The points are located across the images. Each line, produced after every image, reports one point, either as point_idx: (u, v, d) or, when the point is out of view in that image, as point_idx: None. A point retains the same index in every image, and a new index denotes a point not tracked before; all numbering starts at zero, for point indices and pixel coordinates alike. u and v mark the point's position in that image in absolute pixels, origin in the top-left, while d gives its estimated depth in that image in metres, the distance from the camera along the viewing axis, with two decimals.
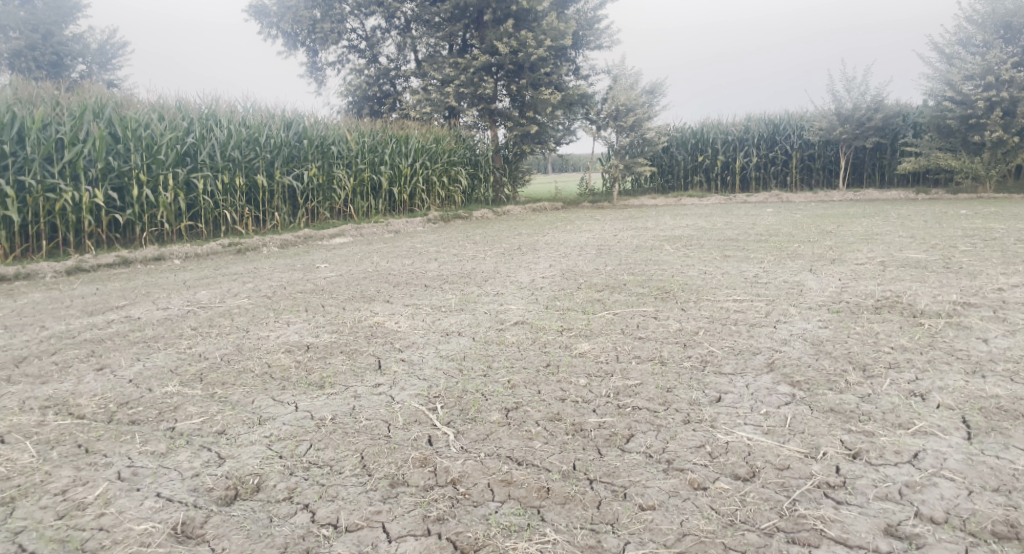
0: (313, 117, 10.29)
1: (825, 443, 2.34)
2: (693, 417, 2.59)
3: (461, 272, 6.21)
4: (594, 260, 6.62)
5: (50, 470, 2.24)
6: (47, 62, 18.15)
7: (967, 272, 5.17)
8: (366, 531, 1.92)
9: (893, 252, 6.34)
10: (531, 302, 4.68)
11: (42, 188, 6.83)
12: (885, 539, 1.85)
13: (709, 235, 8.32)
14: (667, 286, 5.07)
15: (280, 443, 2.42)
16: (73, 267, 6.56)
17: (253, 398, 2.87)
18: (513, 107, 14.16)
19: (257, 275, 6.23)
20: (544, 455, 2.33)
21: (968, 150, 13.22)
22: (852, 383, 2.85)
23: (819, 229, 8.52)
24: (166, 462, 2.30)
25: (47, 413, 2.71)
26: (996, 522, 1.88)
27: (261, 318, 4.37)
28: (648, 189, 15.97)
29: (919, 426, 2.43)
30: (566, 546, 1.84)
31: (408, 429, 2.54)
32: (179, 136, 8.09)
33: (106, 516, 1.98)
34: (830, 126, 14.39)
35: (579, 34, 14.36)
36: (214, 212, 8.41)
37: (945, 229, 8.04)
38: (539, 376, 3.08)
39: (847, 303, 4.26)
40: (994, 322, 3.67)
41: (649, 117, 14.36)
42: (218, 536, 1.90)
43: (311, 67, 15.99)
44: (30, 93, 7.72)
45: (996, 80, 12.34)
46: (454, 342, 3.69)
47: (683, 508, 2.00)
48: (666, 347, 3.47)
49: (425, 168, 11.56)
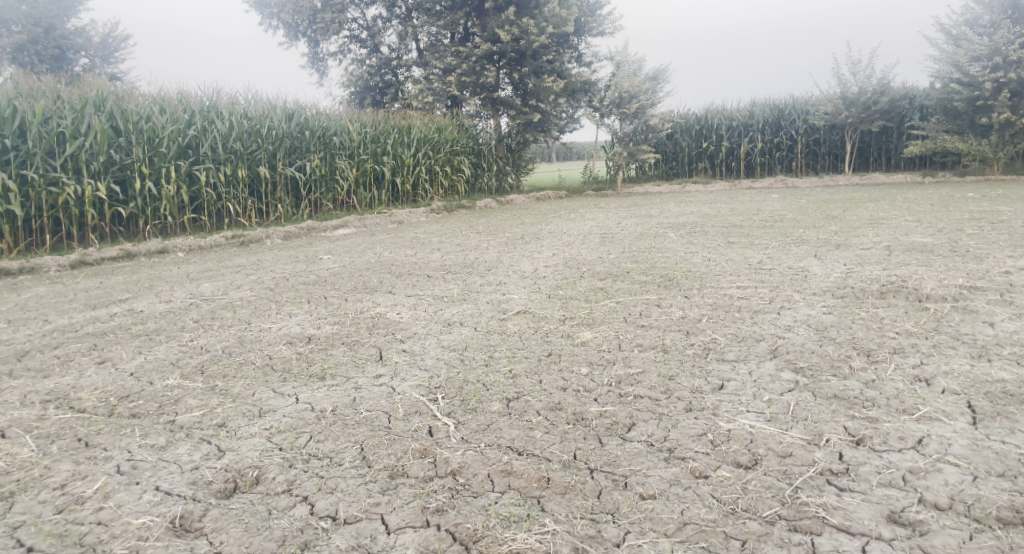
0: (314, 108, 10.25)
1: (828, 430, 2.32)
2: (695, 405, 2.57)
3: (464, 262, 6.18)
4: (597, 249, 6.58)
5: (49, 464, 2.24)
6: (50, 56, 18.19)
7: (974, 256, 5.11)
8: (365, 523, 1.91)
9: (900, 236, 6.27)
10: (534, 291, 4.65)
11: (44, 182, 6.84)
12: (888, 526, 1.83)
13: (713, 222, 8.28)
14: (671, 274, 5.04)
15: (279, 435, 2.42)
16: (76, 261, 6.57)
17: (254, 390, 2.86)
18: (515, 96, 13.99)
19: (260, 268, 6.21)
20: (545, 444, 2.31)
21: (975, 132, 13.09)
22: (856, 369, 2.82)
23: (825, 214, 8.45)
24: (165, 455, 2.30)
25: (48, 407, 2.71)
26: (1002, 508, 1.86)
27: (263, 311, 4.36)
28: (652, 176, 15.89)
29: (924, 412, 2.40)
30: (566, 537, 1.83)
31: (409, 420, 2.53)
32: (181, 128, 8.06)
33: (105, 510, 1.98)
34: (836, 111, 14.24)
35: (581, 20, 14.20)
36: (217, 205, 8.40)
37: (953, 212, 7.94)
38: (541, 366, 3.07)
39: (852, 289, 4.21)
40: (1001, 306, 3.63)
41: (652, 103, 14.27)
42: (216, 530, 1.90)
43: (312, 58, 15.90)
44: (31, 86, 7.71)
45: (1004, 61, 12.19)
46: (455, 332, 3.68)
47: (684, 497, 1.98)
48: (668, 335, 3.44)
49: (428, 158, 11.52)
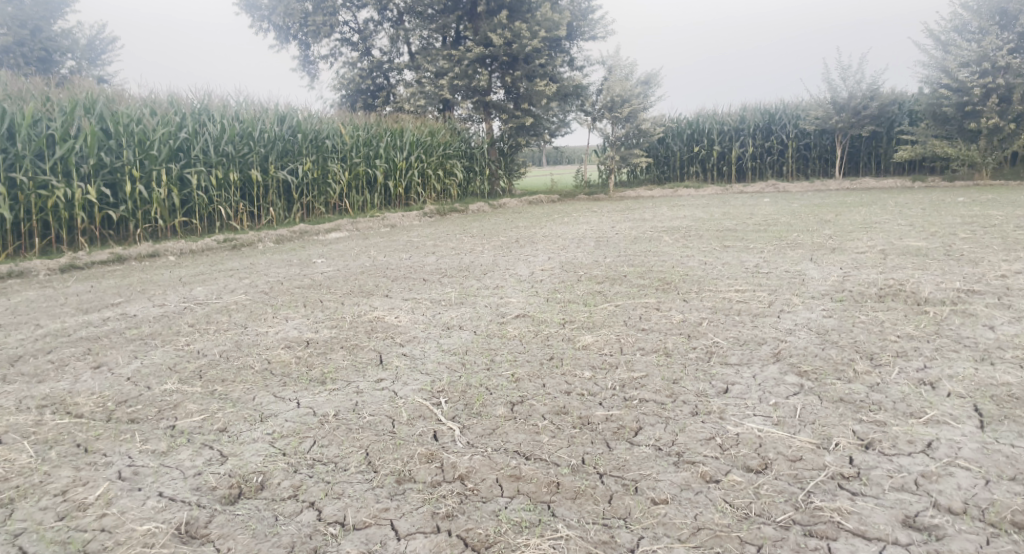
0: (306, 111, 10.21)
1: (838, 433, 2.31)
2: (701, 409, 2.55)
3: (460, 265, 6.15)
4: (592, 252, 6.56)
5: (49, 470, 2.19)
6: (36, 58, 17.99)
7: (968, 260, 5.14)
8: (375, 529, 1.88)
9: (893, 240, 6.31)
10: (532, 295, 4.63)
11: (34, 184, 6.77)
12: (904, 531, 1.82)
13: (707, 226, 8.31)
14: (668, 277, 5.04)
15: (283, 440, 2.38)
16: (66, 265, 6.48)
17: (254, 395, 2.82)
18: (508, 100, 14.00)
19: (253, 271, 6.15)
20: (552, 448, 2.29)
21: (964, 137, 13.22)
22: (860, 372, 2.82)
23: (818, 218, 8.53)
24: (168, 461, 2.26)
25: (44, 412, 2.66)
26: (1016, 513, 1.85)
27: (259, 314, 4.32)
28: (644, 179, 16.00)
29: (932, 415, 2.40)
30: (579, 543, 1.81)
31: (412, 424, 2.50)
32: (172, 131, 7.99)
33: (108, 516, 1.94)
34: (826, 115, 14.36)
35: (574, 25, 14.24)
36: (208, 208, 8.32)
37: (944, 216, 8.02)
38: (543, 369, 3.05)
39: (850, 292, 4.22)
40: (1000, 309, 3.65)
41: (644, 107, 14.35)
42: (222, 536, 1.86)
43: (303, 60, 15.84)
44: (20, 87, 7.63)
45: (992, 66, 12.37)
46: (455, 336, 3.65)
47: (697, 502, 1.96)
48: (669, 339, 3.43)
49: (421, 162, 11.48)
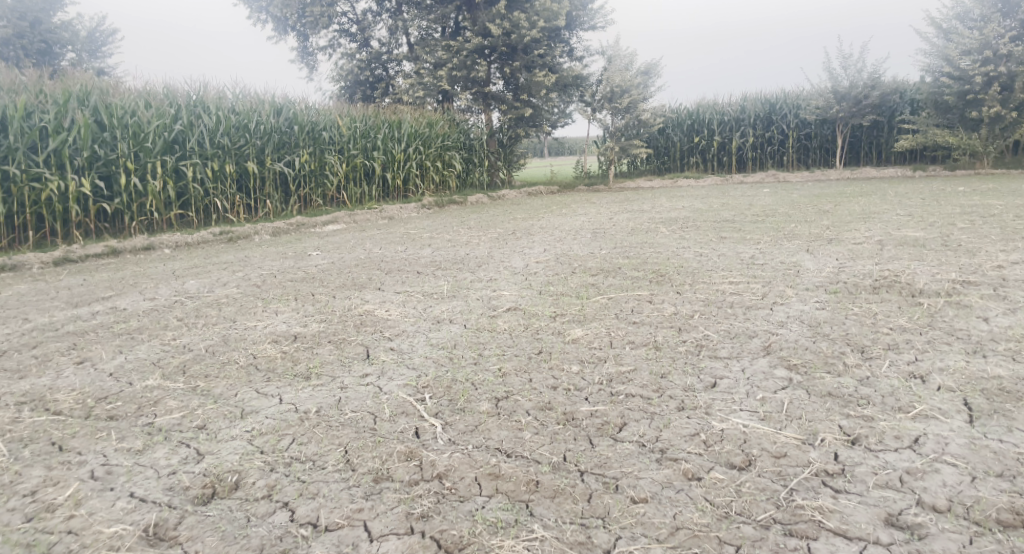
0: (302, 102, 10.15)
1: (823, 429, 2.27)
2: (688, 404, 2.51)
3: (454, 258, 6.11)
4: (588, 244, 6.51)
5: (20, 470, 2.16)
6: (36, 50, 17.89)
7: (965, 250, 5.08)
8: (347, 530, 1.85)
9: (892, 230, 6.25)
10: (524, 288, 4.59)
11: (27, 177, 6.74)
12: (885, 530, 1.78)
13: (705, 217, 8.24)
14: (662, 269, 4.98)
15: (261, 438, 2.35)
16: (60, 258, 6.46)
17: (236, 391, 2.79)
18: (507, 91, 13.91)
19: (247, 265, 6.10)
20: (534, 446, 2.25)
21: (966, 126, 13.11)
22: (850, 365, 2.78)
23: (817, 208, 8.46)
24: (142, 459, 2.23)
25: (23, 409, 2.63)
26: (1001, 510, 1.82)
27: (249, 308, 4.28)
28: (645, 170, 15.83)
29: (920, 410, 2.36)
30: (555, 543, 1.78)
31: (394, 421, 2.47)
32: (167, 123, 7.93)
33: (75, 518, 1.91)
34: (827, 104, 14.28)
35: (574, 14, 14.04)
36: (204, 201, 8.26)
37: (944, 206, 7.95)
38: (531, 363, 3.01)
39: (845, 284, 4.17)
40: (994, 301, 3.60)
41: (643, 98, 14.22)
42: (192, 538, 1.83)
43: (301, 51, 15.73)
44: (14, 79, 7.60)
45: (994, 55, 12.24)
46: (444, 330, 3.61)
47: (677, 500, 1.93)
48: (660, 331, 3.40)
49: (419, 153, 11.40)
